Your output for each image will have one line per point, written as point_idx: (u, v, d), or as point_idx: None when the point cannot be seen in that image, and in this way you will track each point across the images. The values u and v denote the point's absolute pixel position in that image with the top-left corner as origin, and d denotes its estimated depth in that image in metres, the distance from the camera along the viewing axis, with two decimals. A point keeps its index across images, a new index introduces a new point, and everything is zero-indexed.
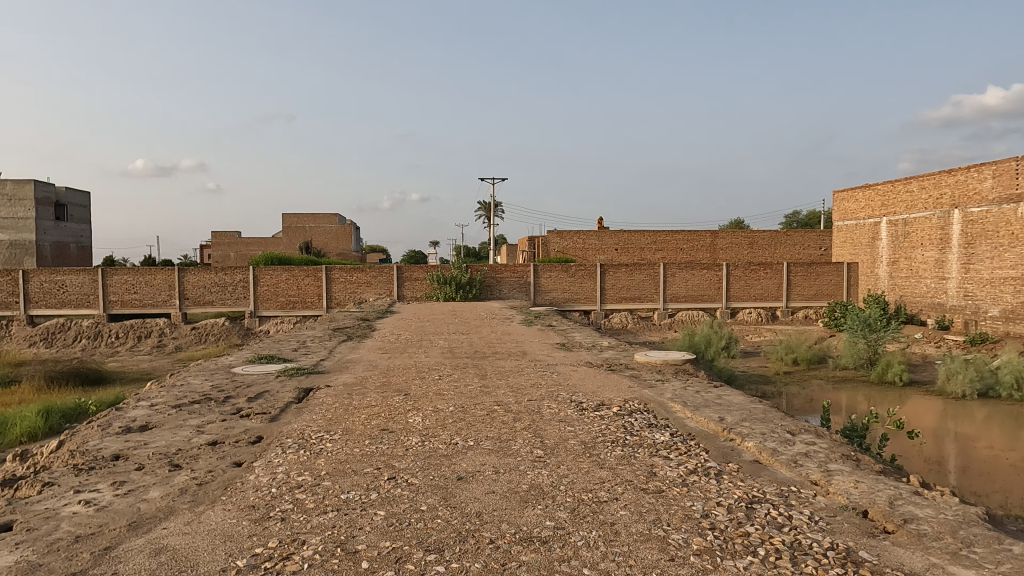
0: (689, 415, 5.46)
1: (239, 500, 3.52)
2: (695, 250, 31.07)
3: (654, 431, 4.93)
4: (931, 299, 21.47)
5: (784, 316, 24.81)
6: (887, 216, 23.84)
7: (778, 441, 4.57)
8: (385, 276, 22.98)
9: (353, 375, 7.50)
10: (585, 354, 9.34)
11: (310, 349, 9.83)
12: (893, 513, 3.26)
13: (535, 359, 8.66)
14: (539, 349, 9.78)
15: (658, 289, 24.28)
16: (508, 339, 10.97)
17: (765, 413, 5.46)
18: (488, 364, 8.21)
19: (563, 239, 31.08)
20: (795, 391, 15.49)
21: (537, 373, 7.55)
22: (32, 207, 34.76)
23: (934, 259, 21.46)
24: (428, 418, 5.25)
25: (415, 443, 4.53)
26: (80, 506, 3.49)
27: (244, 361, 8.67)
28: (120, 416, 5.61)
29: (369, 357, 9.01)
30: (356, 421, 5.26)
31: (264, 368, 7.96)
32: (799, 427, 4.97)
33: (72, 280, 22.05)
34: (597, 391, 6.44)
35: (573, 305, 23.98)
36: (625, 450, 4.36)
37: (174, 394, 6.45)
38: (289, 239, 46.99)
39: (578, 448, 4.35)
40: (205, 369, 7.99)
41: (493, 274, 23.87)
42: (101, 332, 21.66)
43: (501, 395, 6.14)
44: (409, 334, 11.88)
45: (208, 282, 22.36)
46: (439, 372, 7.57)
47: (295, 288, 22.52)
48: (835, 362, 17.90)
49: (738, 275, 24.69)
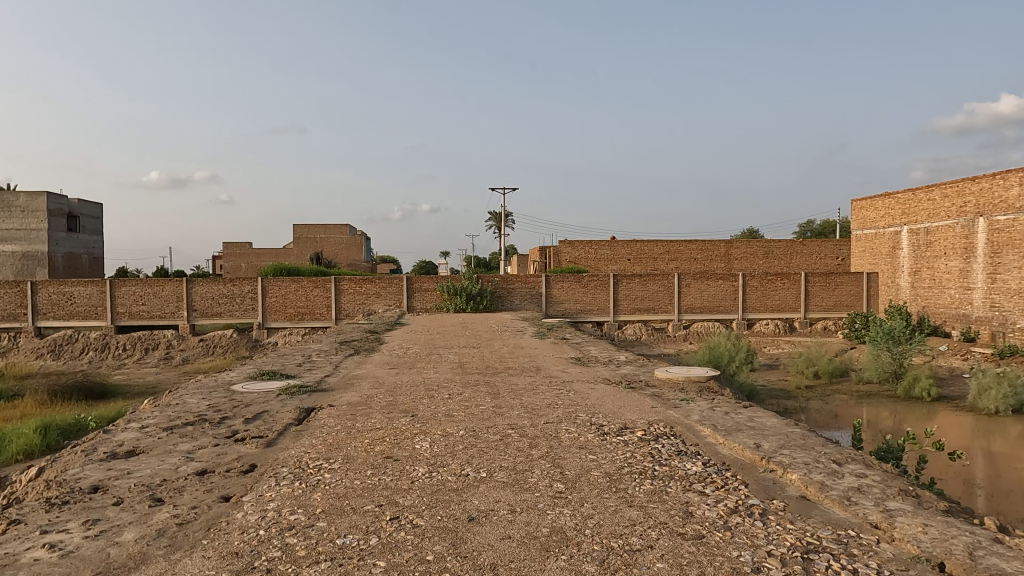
0: (720, 440, 5.02)
1: (222, 545, 3.11)
2: (709, 259, 30.56)
3: (685, 460, 4.48)
4: (956, 310, 20.82)
5: (802, 327, 24.21)
6: (908, 225, 23.25)
7: (825, 473, 4.10)
8: (394, 287, 22.65)
9: (358, 394, 7.10)
10: (603, 369, 8.89)
11: (315, 364, 9.45)
12: (976, 568, 2.79)
13: (551, 376, 8.20)
14: (553, 364, 9.33)
15: (673, 299, 23.80)
16: (521, 353, 10.52)
17: (805, 439, 4.98)
18: (500, 381, 7.77)
19: (574, 248, 30.67)
20: (818, 406, 14.91)
21: (552, 391, 7.11)
22: (45, 218, 34.83)
23: (958, 269, 20.83)
24: (435, 444, 4.82)
25: (421, 474, 4.11)
26: (43, 551, 3.09)
27: (245, 377, 8.28)
28: (106, 439, 5.21)
29: (376, 373, 8.60)
30: (359, 447, 4.84)
31: (264, 385, 7.56)
32: (844, 456, 4.50)
33: (80, 291, 21.87)
34: (618, 412, 5.98)
35: (586, 316, 23.51)
36: (654, 483, 3.91)
37: (167, 415, 6.05)
38: (300, 250, 46.92)
39: (603, 483, 3.90)
40: (204, 386, 7.61)
41: (505, 284, 23.45)
42: (109, 345, 21.45)
43: (515, 417, 5.71)
44: (418, 348, 11.47)
45: (216, 293, 22.09)
46: (449, 391, 7.15)
47: (304, 300, 22.21)
48: (858, 375, 17.28)
49: (754, 285, 24.17)
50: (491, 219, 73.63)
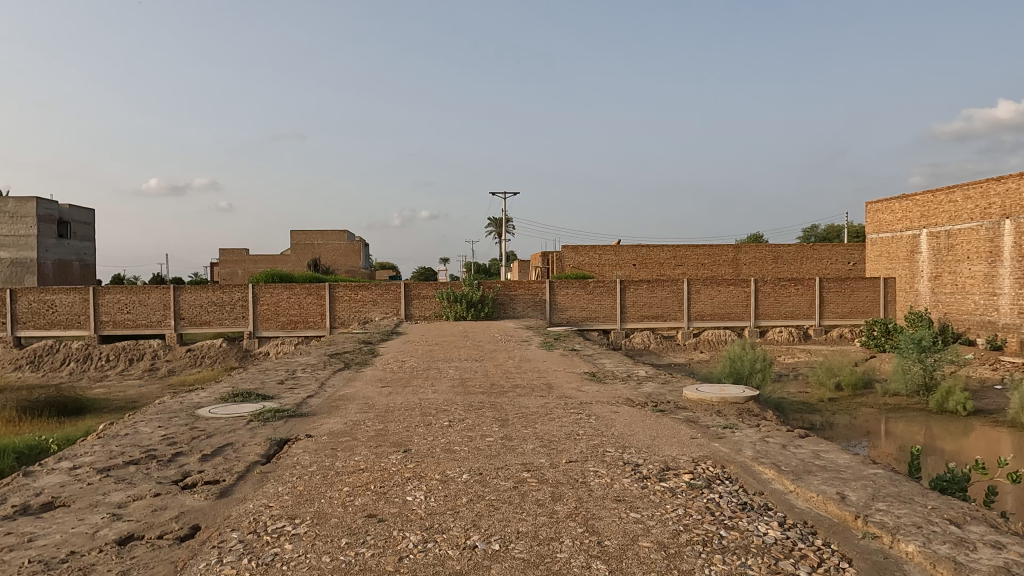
0: (792, 488, 3.98)
1: None
2: (717, 265, 29.58)
3: (756, 521, 3.44)
4: (980, 317, 19.82)
5: (817, 335, 23.19)
6: (927, 228, 22.29)
7: (952, 544, 3.07)
8: (391, 294, 21.51)
9: (342, 420, 6.07)
10: (623, 388, 7.86)
11: (299, 382, 8.40)
12: None
13: (565, 396, 7.17)
14: (566, 381, 8.27)
15: (683, 306, 22.82)
16: (529, 368, 9.47)
17: (897, 486, 3.95)
18: (506, 403, 6.71)
19: (578, 254, 29.69)
20: (845, 422, 13.88)
21: (569, 416, 6.05)
22: (35, 224, 33.92)
23: (983, 273, 19.85)
24: (433, 495, 3.78)
25: (413, 546, 3.07)
26: None
27: (217, 398, 7.25)
28: (20, 487, 4.18)
29: (366, 392, 7.56)
30: (334, 500, 3.80)
31: (234, 410, 6.50)
32: (962, 515, 3.46)
33: (62, 299, 20.88)
34: (653, 445, 4.95)
35: (592, 323, 22.49)
36: (728, 562, 2.88)
37: (108, 451, 5.01)
38: (297, 257, 45.79)
39: (659, 561, 2.88)
40: (165, 410, 6.57)
41: (506, 291, 22.36)
42: (91, 355, 20.46)
43: (528, 454, 4.67)
44: (414, 362, 10.43)
45: (204, 301, 21.04)
46: (449, 416, 6.11)
47: (297, 308, 21.17)
48: (884, 387, 16.24)
49: (767, 291, 23.20)
50: (491, 226, 72.80)
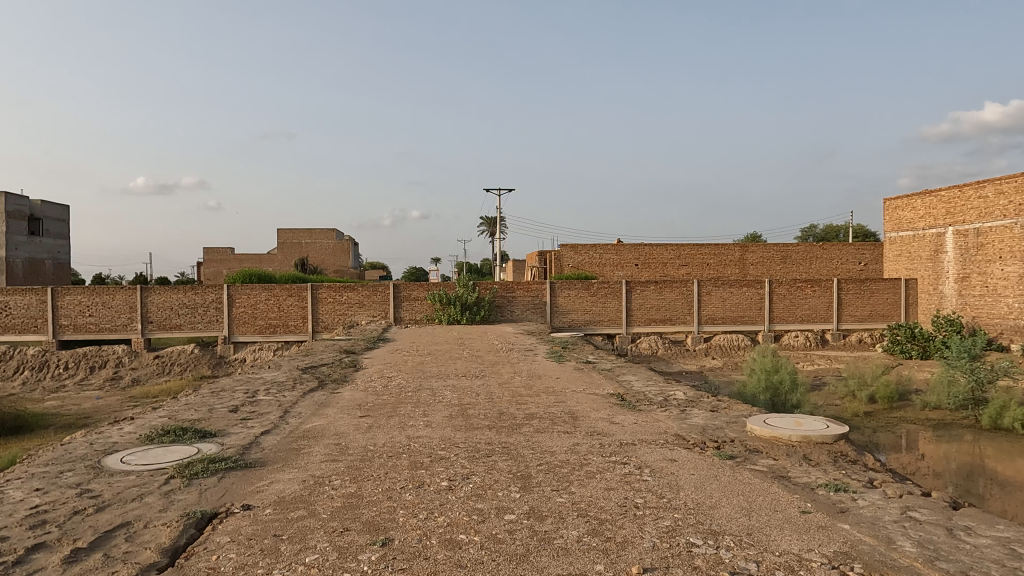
0: None
1: None
2: (724, 265, 28.06)
3: None
4: (1015, 321, 18.37)
5: (835, 340, 21.70)
6: (953, 225, 20.81)
7: None
8: (379, 296, 19.74)
9: (300, 477, 4.35)
10: (664, 418, 6.19)
11: (257, 409, 6.69)
12: None
13: (599, 433, 5.50)
14: (591, 409, 6.59)
15: (693, 309, 21.27)
16: (541, 389, 7.79)
17: None
18: (524, 447, 5.04)
19: (580, 253, 28.08)
20: (889, 442, 12.31)
21: (614, 471, 4.40)
22: (3, 220, 31.87)
23: (1017, 274, 18.39)
24: None
25: None
26: None
27: (142, 436, 5.51)
28: None
29: (340, 426, 5.88)
30: None
31: (155, 459, 4.76)
32: None
33: (18, 301, 18.97)
34: (759, 533, 3.28)
35: (596, 328, 20.87)
36: None
37: None
38: (284, 256, 43.90)
39: None
40: (60, 459, 4.82)
41: (504, 292, 20.64)
42: (48, 362, 18.60)
43: (577, 556, 2.98)
44: (403, 378, 8.79)
45: (175, 303, 19.21)
46: (447, 468, 4.45)
47: (277, 311, 19.41)
48: (923, 400, 14.65)
49: (782, 293, 21.70)
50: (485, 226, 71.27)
